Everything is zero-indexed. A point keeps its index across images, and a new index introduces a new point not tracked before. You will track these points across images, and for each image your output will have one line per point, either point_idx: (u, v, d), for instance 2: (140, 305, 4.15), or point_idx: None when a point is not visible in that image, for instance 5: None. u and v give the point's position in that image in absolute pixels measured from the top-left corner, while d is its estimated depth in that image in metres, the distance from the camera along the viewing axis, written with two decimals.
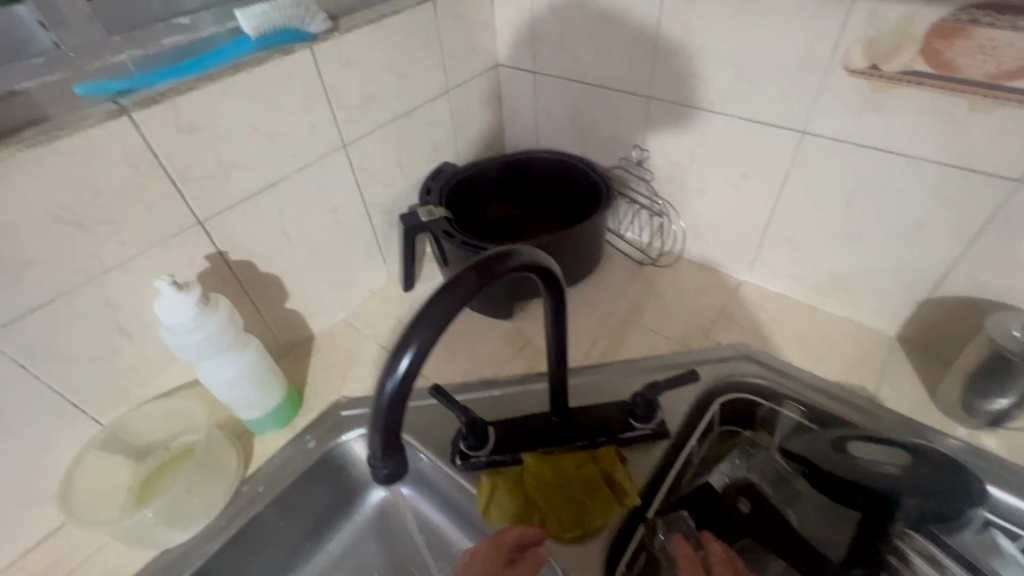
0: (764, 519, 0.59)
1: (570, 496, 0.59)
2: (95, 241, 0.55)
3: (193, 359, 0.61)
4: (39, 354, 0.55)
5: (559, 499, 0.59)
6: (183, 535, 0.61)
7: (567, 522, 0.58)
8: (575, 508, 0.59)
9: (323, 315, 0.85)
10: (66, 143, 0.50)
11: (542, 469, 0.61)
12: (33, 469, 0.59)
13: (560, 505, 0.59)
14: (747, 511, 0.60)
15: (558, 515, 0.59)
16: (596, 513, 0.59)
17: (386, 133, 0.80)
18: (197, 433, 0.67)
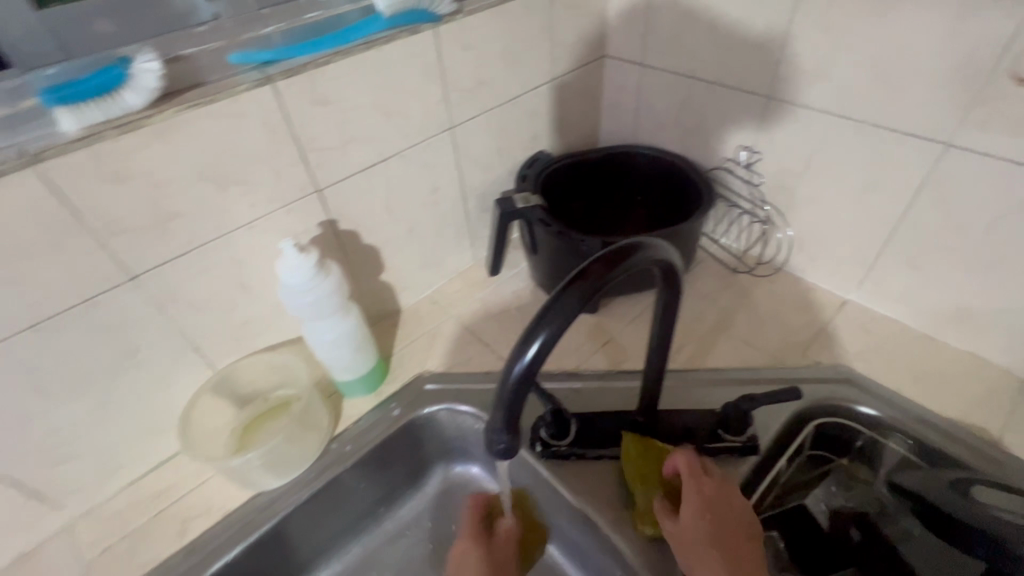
0: (875, 550, 0.60)
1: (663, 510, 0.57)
2: (230, 200, 0.59)
3: (304, 318, 0.65)
4: (174, 299, 0.60)
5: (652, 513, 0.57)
6: (278, 482, 0.66)
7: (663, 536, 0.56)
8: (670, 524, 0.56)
9: (411, 290, 0.88)
10: (220, 106, 0.53)
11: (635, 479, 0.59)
12: (156, 403, 0.65)
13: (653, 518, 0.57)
14: (858, 540, 0.61)
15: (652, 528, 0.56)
16: None
17: (491, 118, 0.81)
18: (294, 388, 0.72)
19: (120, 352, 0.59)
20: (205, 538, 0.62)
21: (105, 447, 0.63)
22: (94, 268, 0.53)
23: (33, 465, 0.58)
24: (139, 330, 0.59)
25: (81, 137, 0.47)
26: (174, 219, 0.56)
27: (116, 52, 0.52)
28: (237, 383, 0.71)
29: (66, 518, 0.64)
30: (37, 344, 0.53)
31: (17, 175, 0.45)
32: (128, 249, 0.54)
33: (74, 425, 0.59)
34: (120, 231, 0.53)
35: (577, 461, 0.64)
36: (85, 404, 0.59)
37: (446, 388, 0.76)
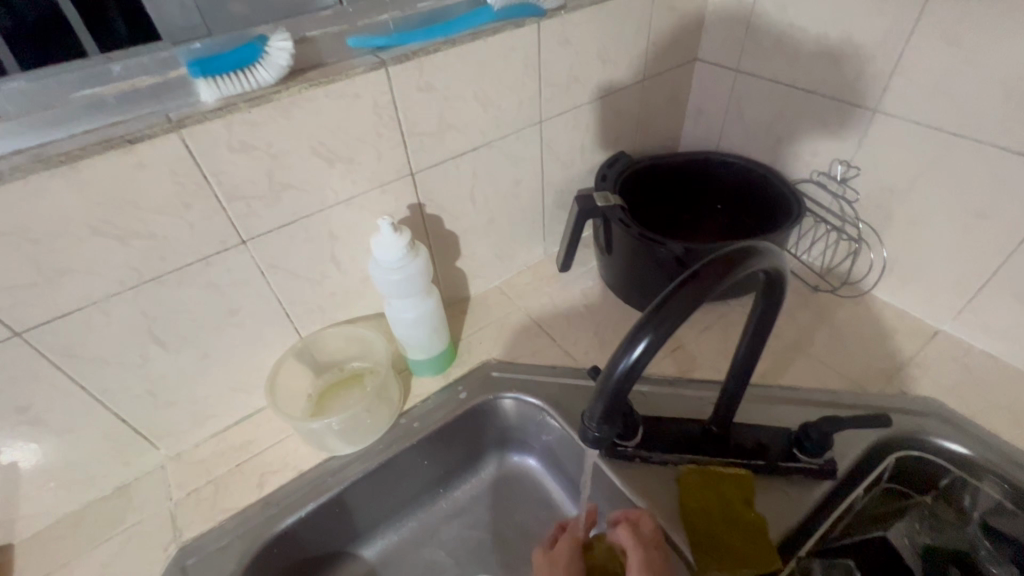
0: None
1: (712, 531, 0.57)
2: (335, 176, 0.62)
3: (388, 295, 0.68)
4: (275, 266, 0.64)
5: (700, 529, 0.58)
6: (351, 449, 0.69)
7: (707, 557, 0.56)
8: (717, 546, 0.56)
9: (482, 279, 0.90)
10: (338, 87, 0.57)
11: (694, 494, 0.60)
12: (247, 361, 0.70)
13: (701, 535, 0.57)
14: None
15: (698, 546, 0.57)
16: (741, 560, 0.55)
17: (578, 115, 0.82)
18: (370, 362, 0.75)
19: (223, 310, 0.63)
20: (281, 493, 0.66)
21: (200, 397, 0.68)
22: (213, 230, 0.57)
23: (139, 405, 0.64)
24: (242, 291, 0.63)
25: (217, 108, 0.51)
26: (285, 190, 0.59)
27: (252, 31, 0.56)
28: (318, 351, 0.75)
29: (159, 458, 0.70)
30: (157, 295, 0.58)
31: (162, 138, 0.49)
32: (244, 215, 0.58)
33: (177, 374, 0.64)
34: (239, 198, 0.57)
35: (643, 464, 0.64)
36: (190, 354, 0.64)
37: (512, 377, 0.77)
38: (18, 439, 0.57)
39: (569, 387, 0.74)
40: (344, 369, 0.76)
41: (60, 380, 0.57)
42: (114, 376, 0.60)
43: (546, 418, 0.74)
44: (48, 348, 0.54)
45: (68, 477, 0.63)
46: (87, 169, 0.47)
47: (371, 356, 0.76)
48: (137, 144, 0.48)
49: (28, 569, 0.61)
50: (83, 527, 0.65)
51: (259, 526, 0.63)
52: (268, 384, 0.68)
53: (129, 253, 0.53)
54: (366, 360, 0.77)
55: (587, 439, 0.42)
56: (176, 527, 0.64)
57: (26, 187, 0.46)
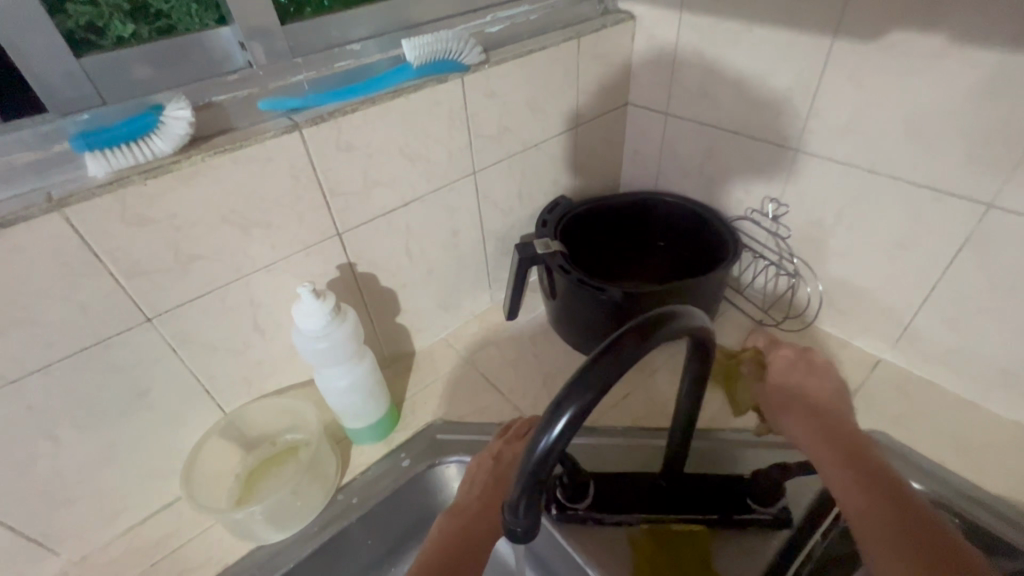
0: None
1: None
2: (250, 242, 0.59)
3: (315, 364, 0.63)
4: (189, 341, 0.59)
5: None
6: (281, 535, 0.63)
7: None
8: None
9: (426, 332, 0.86)
10: (246, 152, 0.54)
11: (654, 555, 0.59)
12: (164, 444, 0.64)
13: None
14: None
15: None
16: None
17: (513, 163, 0.81)
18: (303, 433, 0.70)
19: (130, 394, 0.58)
20: None
21: (106, 490, 0.61)
22: (110, 310, 0.52)
23: (32, 507, 0.57)
24: (150, 371, 0.58)
25: (107, 182, 0.48)
26: (194, 261, 0.55)
27: (148, 99, 0.53)
28: (242, 427, 0.69)
29: (61, 563, 0.62)
30: (46, 387, 0.52)
31: (41, 218, 0.45)
32: (147, 291, 0.54)
33: (78, 467, 0.58)
34: (140, 274, 0.52)
35: (595, 526, 0.61)
36: (92, 445, 0.58)
37: (458, 438, 0.73)
38: None
39: None
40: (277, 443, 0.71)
41: None
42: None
43: None
44: None
45: None
46: None
47: (304, 427, 0.71)
48: (8, 227, 0.44)
49: None
50: None
51: None
52: (184, 472, 0.62)
53: (8, 343, 0.48)
54: (297, 432, 0.72)
55: (511, 531, 0.39)
56: None
57: None
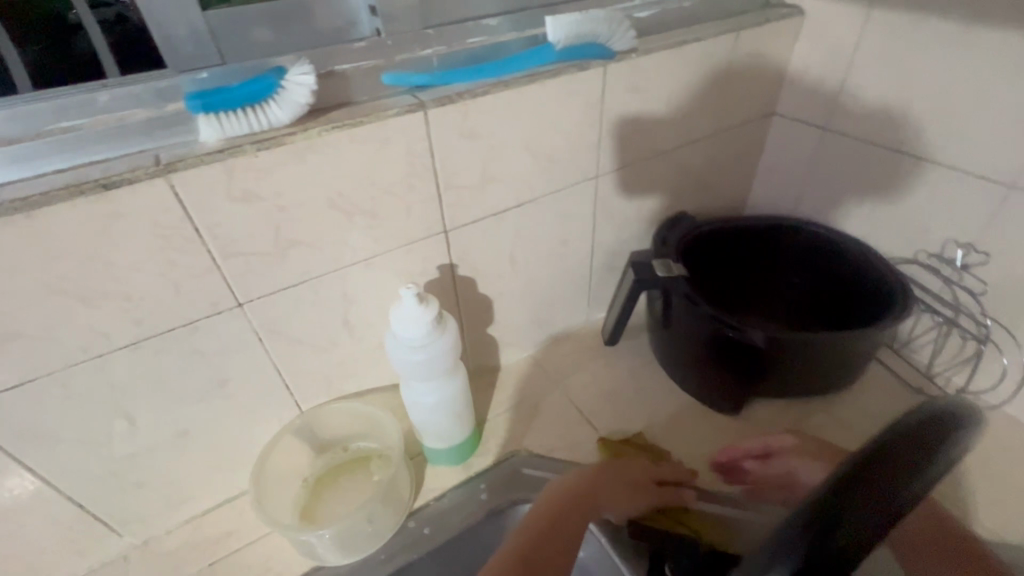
0: None
1: None
2: (354, 231, 0.52)
3: (404, 375, 0.56)
4: (276, 331, 0.54)
5: None
6: (347, 559, 0.56)
7: None
8: None
9: (515, 347, 0.78)
10: (365, 130, 0.47)
11: None
12: (237, 437, 0.59)
13: None
14: None
15: None
16: None
17: (639, 170, 0.71)
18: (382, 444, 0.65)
19: (211, 382, 0.53)
20: None
21: (175, 478, 0.58)
22: (202, 291, 0.47)
23: (101, 488, 0.53)
24: (234, 360, 0.53)
25: (217, 149, 0.42)
26: (294, 247, 0.50)
27: (269, 61, 0.47)
28: (316, 429, 0.64)
29: (122, 546, 0.59)
30: (129, 366, 0.48)
31: (147, 184, 0.40)
32: (243, 274, 0.48)
33: (150, 452, 0.54)
34: (238, 254, 0.47)
35: None
36: (165, 431, 0.54)
37: (545, 475, 0.64)
38: None
39: None
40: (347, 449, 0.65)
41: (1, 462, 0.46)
42: (72, 456, 0.50)
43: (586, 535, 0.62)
44: None
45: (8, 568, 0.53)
46: (48, 218, 0.38)
47: (380, 438, 0.65)
48: (112, 189, 0.39)
49: None
50: None
51: None
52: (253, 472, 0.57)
53: (97, 316, 0.44)
54: (371, 442, 0.66)
55: None
56: None
57: None
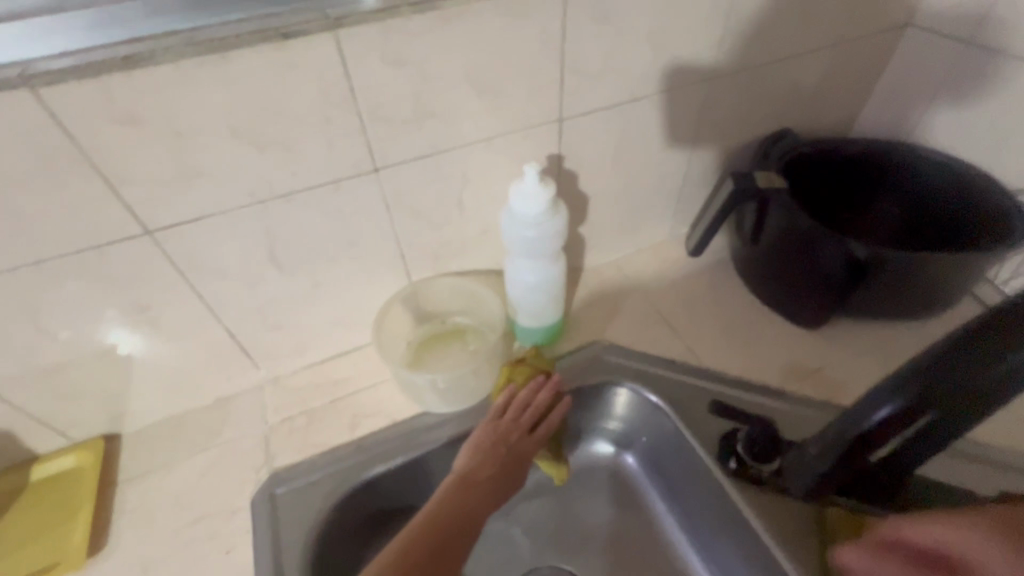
0: None
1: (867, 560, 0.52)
2: (481, 109, 0.55)
3: (512, 250, 0.61)
4: (402, 201, 0.59)
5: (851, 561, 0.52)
6: (445, 408, 0.64)
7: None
8: None
9: (599, 250, 0.81)
10: (509, 1, 0.48)
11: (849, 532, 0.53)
12: (355, 296, 0.66)
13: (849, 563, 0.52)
14: None
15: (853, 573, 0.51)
16: None
17: (753, 76, 0.69)
18: (476, 320, 0.71)
19: (344, 241, 0.59)
20: (373, 439, 0.63)
21: (304, 325, 0.66)
22: (349, 152, 0.52)
23: (249, 323, 0.62)
24: (364, 223, 0.59)
25: (379, 9, 0.45)
26: (429, 118, 0.53)
27: None
28: (429, 298, 0.70)
29: (257, 378, 0.69)
30: (284, 214, 0.54)
31: (319, 37, 0.44)
32: (383, 139, 0.53)
33: (288, 298, 0.62)
34: (382, 119, 0.51)
35: (777, 491, 0.57)
36: (302, 281, 0.61)
37: (625, 363, 0.69)
38: (134, 333, 0.56)
39: (687, 387, 0.66)
40: (446, 321, 0.72)
41: (180, 285, 0.55)
42: (231, 290, 0.58)
43: (661, 420, 0.65)
44: (174, 252, 0.51)
45: (174, 380, 0.63)
46: (237, 61, 0.42)
47: (482, 315, 0.71)
48: (291, 40, 0.43)
49: (134, 466, 0.62)
50: (184, 433, 0.65)
51: (349, 469, 0.60)
52: (377, 324, 0.64)
53: (264, 163, 0.49)
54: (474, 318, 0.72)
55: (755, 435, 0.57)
56: (269, 451, 0.63)
57: (177, 72, 0.41)
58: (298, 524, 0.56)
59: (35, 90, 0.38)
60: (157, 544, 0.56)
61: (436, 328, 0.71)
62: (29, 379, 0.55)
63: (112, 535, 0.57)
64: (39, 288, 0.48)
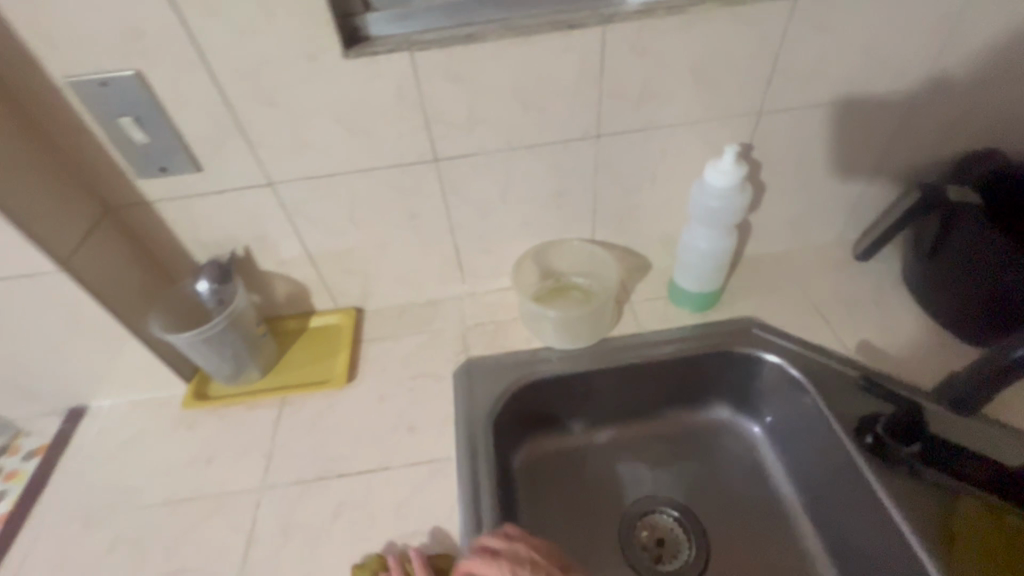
0: None
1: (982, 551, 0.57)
2: (692, 97, 0.67)
3: (700, 217, 0.73)
4: (609, 164, 0.73)
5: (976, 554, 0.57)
6: (562, 344, 0.78)
7: None
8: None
9: (764, 241, 0.88)
10: (744, 9, 0.59)
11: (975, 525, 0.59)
12: (549, 238, 0.82)
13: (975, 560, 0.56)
14: None
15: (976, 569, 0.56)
16: None
17: (965, 92, 0.71)
18: (595, 282, 0.83)
19: (556, 191, 0.75)
20: (545, 352, 0.79)
21: (505, 254, 0.84)
22: (585, 119, 0.67)
23: (470, 244, 0.81)
24: (575, 179, 0.74)
25: (640, 11, 0.59)
26: (650, 100, 0.66)
27: None
28: (554, 257, 0.84)
29: (461, 291, 0.88)
30: (523, 161, 0.71)
31: (593, 30, 0.59)
32: (611, 113, 0.67)
33: (502, 230, 0.79)
34: (616, 96, 0.65)
35: (909, 475, 0.62)
36: (517, 217, 0.78)
37: (771, 338, 0.76)
38: (399, 234, 0.78)
39: (831, 369, 0.72)
40: (568, 280, 0.85)
41: (438, 205, 0.75)
42: (469, 214, 0.77)
43: (800, 395, 0.72)
44: (446, 178, 0.71)
45: (408, 277, 0.85)
46: (534, 43, 0.59)
47: (600, 278, 0.83)
48: (574, 31, 0.59)
49: (373, 333, 0.85)
50: (408, 319, 0.87)
51: (526, 368, 0.77)
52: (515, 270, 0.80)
53: (525, 119, 0.66)
54: (590, 278, 0.84)
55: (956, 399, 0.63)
56: (466, 344, 0.82)
57: (495, 48, 0.59)
58: (487, 395, 0.74)
59: (411, 53, 0.58)
60: (389, 385, 0.78)
61: (560, 284, 0.84)
62: (330, 254, 0.79)
63: (360, 373, 0.80)
64: (361, 189, 0.71)
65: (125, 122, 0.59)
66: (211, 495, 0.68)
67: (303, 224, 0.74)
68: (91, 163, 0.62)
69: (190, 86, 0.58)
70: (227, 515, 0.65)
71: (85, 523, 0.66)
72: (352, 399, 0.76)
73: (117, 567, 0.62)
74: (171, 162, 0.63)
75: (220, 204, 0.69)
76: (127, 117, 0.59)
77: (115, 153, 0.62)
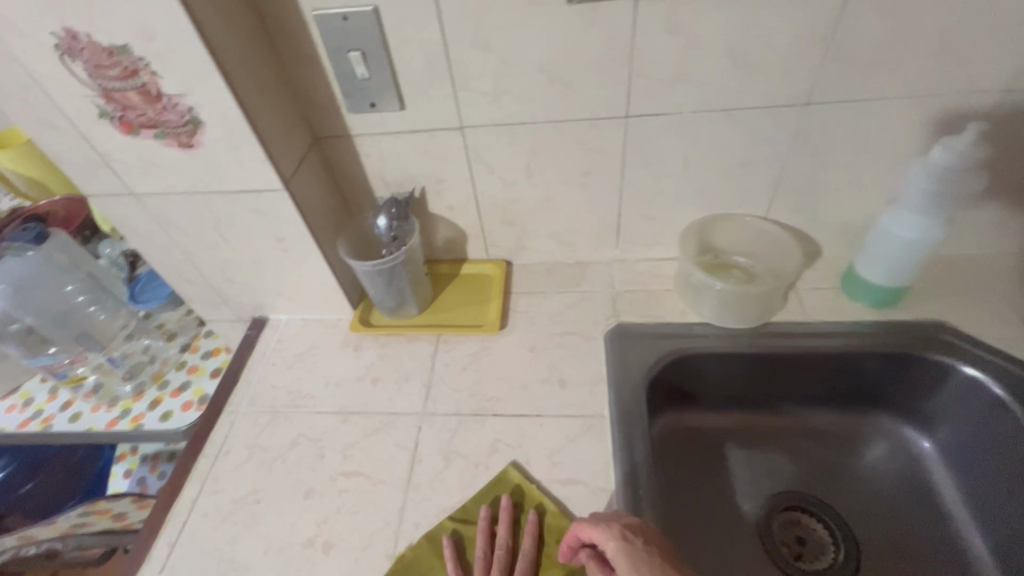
0: None
1: None
2: (929, 66, 0.60)
3: (910, 202, 0.67)
4: (809, 135, 0.67)
5: None
6: (722, 319, 0.76)
7: None
8: None
9: (964, 240, 0.78)
10: None
11: None
12: (718, 211, 0.78)
13: None
14: None
15: None
16: None
17: None
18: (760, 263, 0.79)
19: (741, 161, 0.71)
20: (700, 326, 0.77)
21: (667, 224, 0.81)
22: (797, 84, 0.62)
23: (633, 209, 0.79)
24: (765, 149, 0.70)
25: None
26: (879, 66, 0.60)
27: None
28: (718, 232, 0.80)
29: (611, 256, 0.87)
30: (716, 124, 0.67)
31: None
32: (830, 78, 0.62)
33: (670, 198, 0.77)
34: (841, 59, 0.60)
35: None
36: (691, 186, 0.75)
37: (968, 347, 0.68)
38: (566, 191, 0.78)
39: None
40: (729, 258, 0.81)
41: (614, 164, 0.73)
42: (643, 178, 0.75)
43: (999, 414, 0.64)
44: (630, 136, 0.69)
45: (563, 236, 0.85)
46: None
47: (767, 259, 0.79)
48: None
49: (521, 287, 0.87)
50: (555, 277, 0.87)
51: (680, 340, 0.75)
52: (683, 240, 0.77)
53: (732, 79, 0.62)
54: (754, 258, 0.80)
55: None
56: (616, 309, 0.81)
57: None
58: (640, 361, 0.74)
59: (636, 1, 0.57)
60: (537, 338, 0.79)
61: (720, 261, 0.80)
62: (495, 204, 0.81)
63: (510, 322, 0.82)
64: (544, 140, 0.71)
65: (353, 56, 0.63)
66: (377, 413, 0.73)
67: (478, 171, 0.76)
68: (315, 94, 0.68)
69: (416, 24, 0.61)
70: (393, 432, 0.71)
71: (270, 418, 0.75)
72: (501, 346, 0.79)
73: (299, 461, 0.70)
74: (380, 98, 0.68)
75: (411, 144, 0.73)
76: (356, 52, 0.63)
77: (335, 86, 0.67)
